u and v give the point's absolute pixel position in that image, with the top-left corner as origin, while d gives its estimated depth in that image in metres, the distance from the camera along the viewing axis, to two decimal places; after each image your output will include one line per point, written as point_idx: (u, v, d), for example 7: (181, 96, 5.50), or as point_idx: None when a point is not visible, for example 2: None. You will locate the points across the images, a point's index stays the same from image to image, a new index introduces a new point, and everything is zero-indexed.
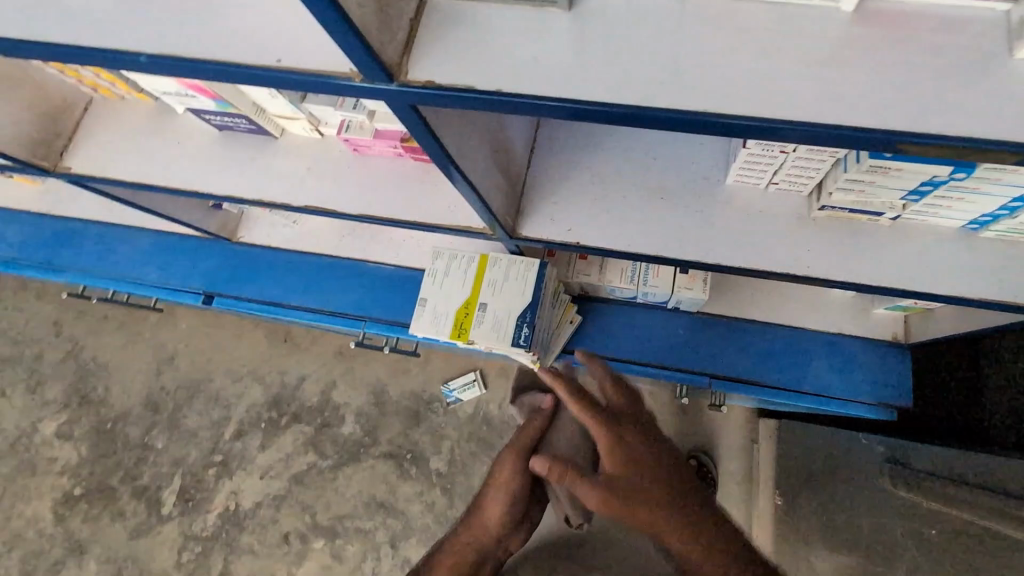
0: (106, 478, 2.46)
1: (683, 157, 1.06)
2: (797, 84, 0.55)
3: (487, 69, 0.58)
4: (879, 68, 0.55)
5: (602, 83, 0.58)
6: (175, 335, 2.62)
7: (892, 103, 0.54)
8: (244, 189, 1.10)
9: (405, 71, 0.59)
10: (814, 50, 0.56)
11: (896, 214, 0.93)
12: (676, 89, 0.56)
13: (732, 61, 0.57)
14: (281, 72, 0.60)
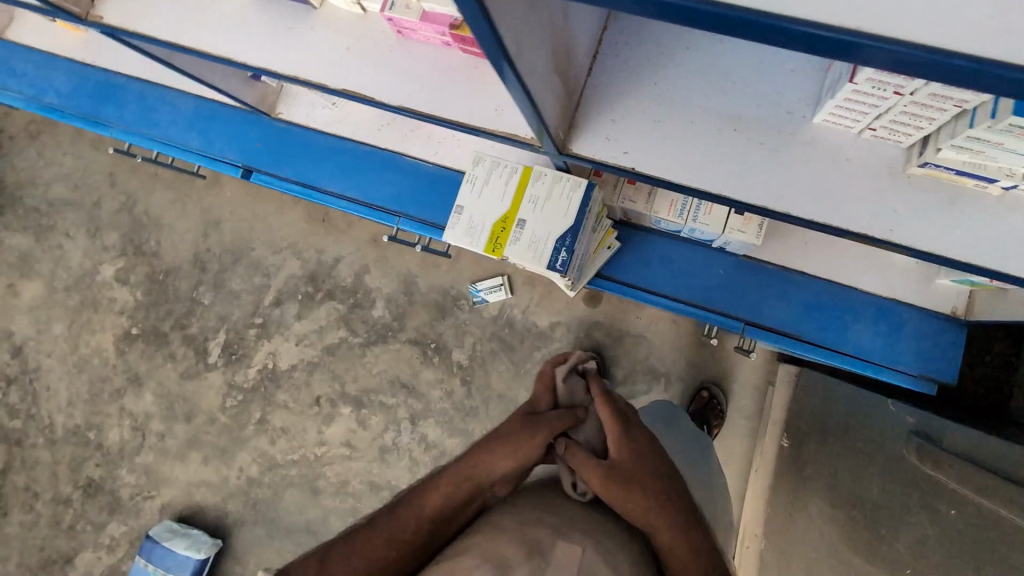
0: (160, 323, 2.67)
1: (768, 84, 0.91)
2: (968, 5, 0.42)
3: None
4: None
5: None
6: (220, 200, 2.68)
7: None
8: (280, 63, 1.02)
9: None
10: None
11: (1011, 183, 0.80)
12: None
13: None
14: None
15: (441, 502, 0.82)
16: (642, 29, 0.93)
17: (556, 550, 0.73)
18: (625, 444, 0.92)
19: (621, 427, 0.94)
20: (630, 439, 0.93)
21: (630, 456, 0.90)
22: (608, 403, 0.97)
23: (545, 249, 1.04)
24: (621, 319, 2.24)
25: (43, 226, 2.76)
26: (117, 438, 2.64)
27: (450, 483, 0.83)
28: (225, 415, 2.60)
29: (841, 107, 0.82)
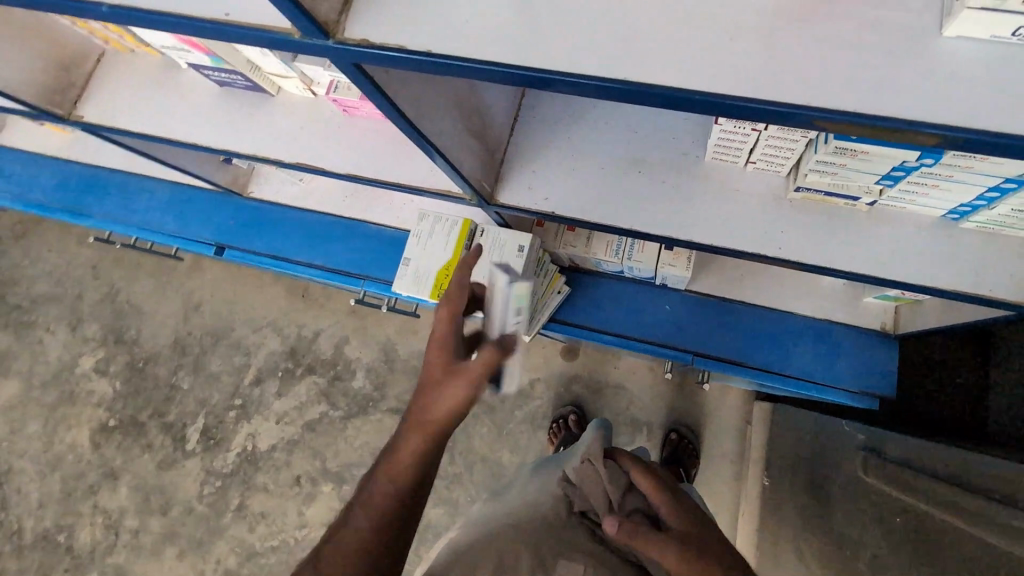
0: (138, 412, 2.66)
1: (664, 132, 1.05)
2: (731, 57, 0.56)
3: (422, 32, 0.60)
4: (808, 44, 0.55)
5: (538, 49, 0.59)
6: (202, 284, 2.77)
7: (812, 80, 0.54)
8: (242, 144, 1.16)
9: (342, 30, 0.60)
10: (747, 19, 0.57)
11: (873, 199, 0.94)
12: (607, 56, 0.58)
13: (665, 36, 0.57)
14: (228, 26, 0.62)
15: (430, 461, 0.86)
16: (553, 96, 1.10)
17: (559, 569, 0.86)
18: (669, 504, 0.88)
19: (657, 491, 0.91)
20: (672, 502, 0.89)
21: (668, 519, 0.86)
22: (644, 471, 0.94)
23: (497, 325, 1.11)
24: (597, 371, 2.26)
25: (27, 323, 2.81)
26: (88, 539, 2.53)
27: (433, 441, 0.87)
28: (202, 504, 2.52)
29: (720, 146, 0.95)
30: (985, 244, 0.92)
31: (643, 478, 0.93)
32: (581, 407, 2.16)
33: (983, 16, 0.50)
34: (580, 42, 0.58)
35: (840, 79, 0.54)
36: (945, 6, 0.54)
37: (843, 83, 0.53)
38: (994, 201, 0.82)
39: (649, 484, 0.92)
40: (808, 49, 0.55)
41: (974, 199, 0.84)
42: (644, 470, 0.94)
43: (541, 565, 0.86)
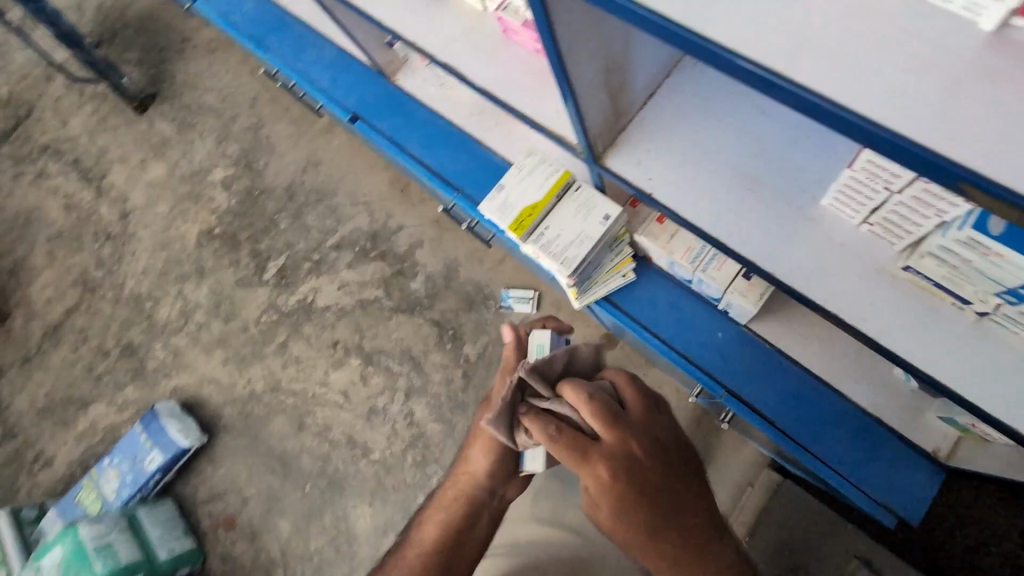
0: (239, 231, 3.02)
1: (795, 157, 1.01)
2: (886, 90, 0.55)
3: None
4: (973, 106, 0.54)
5: (698, 16, 0.61)
6: (327, 146, 3.03)
7: (966, 137, 0.52)
8: (406, 29, 1.25)
9: None
10: (925, 62, 0.56)
11: (984, 309, 0.86)
12: (763, 46, 0.59)
13: (829, 48, 0.58)
14: None
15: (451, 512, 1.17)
16: (701, 83, 1.08)
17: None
18: (629, 440, 1.00)
19: (601, 446, 0.99)
20: (626, 435, 1.00)
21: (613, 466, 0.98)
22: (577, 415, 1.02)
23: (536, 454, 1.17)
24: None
25: (187, 122, 3.23)
26: (165, 315, 2.97)
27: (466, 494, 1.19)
28: (256, 328, 2.87)
29: (843, 193, 0.91)
30: None
31: (597, 421, 1.01)
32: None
33: None
34: (754, 27, 0.59)
35: (995, 149, 0.51)
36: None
37: (994, 153, 0.52)
38: None
39: (606, 430, 1.00)
40: (976, 110, 0.53)
41: None
42: (604, 414, 1.01)
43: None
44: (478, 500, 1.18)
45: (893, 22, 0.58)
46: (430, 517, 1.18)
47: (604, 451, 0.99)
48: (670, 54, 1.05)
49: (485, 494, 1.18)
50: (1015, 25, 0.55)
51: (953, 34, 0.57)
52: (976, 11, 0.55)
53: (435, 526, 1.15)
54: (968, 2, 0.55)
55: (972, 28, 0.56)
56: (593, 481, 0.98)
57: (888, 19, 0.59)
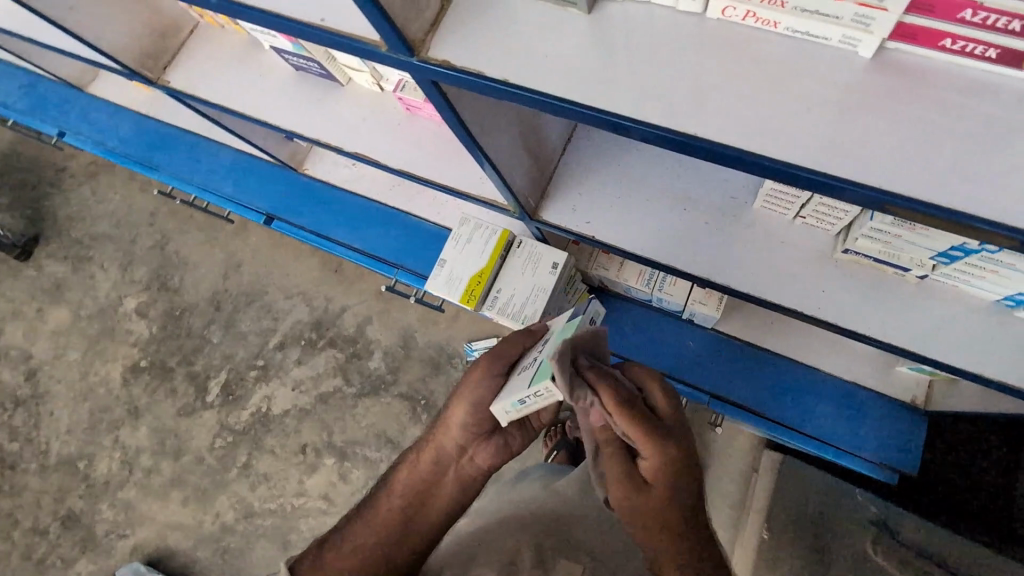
0: (168, 357, 2.78)
1: (714, 174, 1.04)
2: (797, 127, 0.56)
3: (495, 59, 0.60)
4: (879, 126, 0.55)
5: (599, 87, 0.59)
6: (244, 246, 2.88)
7: (883, 159, 0.54)
8: (306, 128, 1.20)
9: (427, 49, 0.61)
10: (823, 95, 0.57)
11: (924, 273, 0.90)
12: (671, 105, 0.58)
13: (734, 93, 0.58)
14: (322, 32, 0.61)
15: (395, 503, 0.90)
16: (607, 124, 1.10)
17: (558, 567, 0.83)
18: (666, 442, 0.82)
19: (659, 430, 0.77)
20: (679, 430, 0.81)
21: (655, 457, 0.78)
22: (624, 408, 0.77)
23: (501, 411, 0.86)
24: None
25: (82, 257, 2.97)
26: (104, 470, 2.66)
27: (417, 458, 0.93)
28: (213, 456, 2.62)
29: (771, 197, 0.95)
30: None
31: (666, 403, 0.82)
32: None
33: None
34: (658, 91, 0.59)
35: (913, 163, 0.53)
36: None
37: (911, 170, 0.53)
38: None
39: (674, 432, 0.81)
40: (881, 129, 0.55)
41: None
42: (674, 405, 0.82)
43: (539, 562, 0.84)
44: (446, 466, 0.91)
45: (783, 58, 0.58)
46: (400, 478, 0.92)
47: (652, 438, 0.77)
48: None
49: (456, 454, 0.91)
50: (889, 47, 0.57)
51: (838, 63, 0.58)
52: (853, 42, 0.56)
53: (397, 489, 0.91)
54: (844, 35, 0.56)
55: (854, 57, 0.57)
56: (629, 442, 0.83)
57: (777, 59, 0.58)
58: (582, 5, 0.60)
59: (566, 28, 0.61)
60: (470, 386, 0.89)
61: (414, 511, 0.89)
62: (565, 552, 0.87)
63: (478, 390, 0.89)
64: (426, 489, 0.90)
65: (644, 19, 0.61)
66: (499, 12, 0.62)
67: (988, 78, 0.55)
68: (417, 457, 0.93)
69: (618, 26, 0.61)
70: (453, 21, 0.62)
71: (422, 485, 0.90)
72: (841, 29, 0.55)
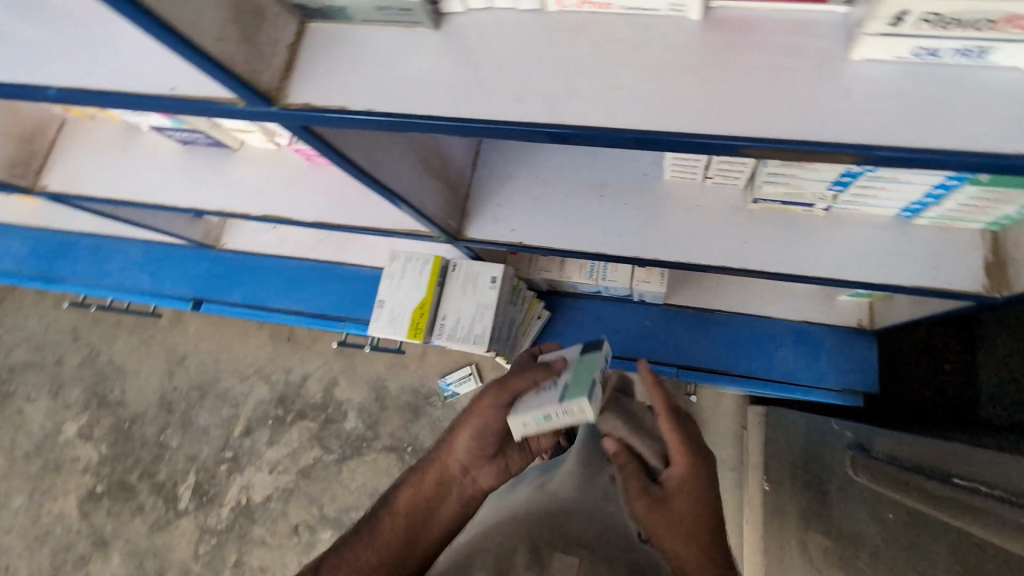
0: (126, 475, 2.59)
1: (622, 155, 1.07)
2: (654, 96, 0.50)
3: (331, 85, 0.54)
4: (741, 79, 0.49)
5: (445, 94, 0.53)
6: (183, 338, 2.74)
7: (751, 109, 0.48)
8: (207, 200, 1.15)
9: (286, 95, 0.54)
10: (662, 66, 0.51)
11: (827, 205, 0.95)
12: (524, 100, 0.52)
13: (583, 72, 0.52)
14: (176, 101, 0.56)
15: (393, 525, 0.79)
16: None
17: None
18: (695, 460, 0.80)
19: (704, 457, 0.75)
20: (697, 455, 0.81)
21: (698, 496, 0.72)
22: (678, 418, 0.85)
23: (521, 426, 0.82)
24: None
25: (5, 393, 2.74)
26: None
27: (416, 476, 0.84)
28: (198, 564, 2.44)
29: (676, 164, 0.98)
30: (940, 237, 0.94)
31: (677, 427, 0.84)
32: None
33: (886, 42, 0.46)
34: (515, 87, 0.52)
35: (778, 105, 0.48)
36: (851, 30, 0.49)
37: (780, 115, 0.48)
38: (941, 197, 0.84)
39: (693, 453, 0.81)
40: (739, 81, 0.49)
41: (922, 196, 0.86)
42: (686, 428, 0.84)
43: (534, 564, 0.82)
44: (448, 487, 0.83)
45: (618, 34, 0.53)
46: (398, 499, 0.81)
47: (698, 466, 0.74)
48: None
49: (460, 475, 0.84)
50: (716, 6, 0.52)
51: (673, 32, 0.52)
52: (680, 8, 0.51)
53: (394, 510, 0.80)
54: (670, 3, 0.50)
55: (685, 22, 0.52)
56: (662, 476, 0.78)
57: (616, 39, 0.53)
58: (425, 21, 0.54)
59: (414, 46, 0.54)
60: (480, 411, 0.84)
61: (414, 533, 0.78)
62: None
63: (488, 416, 0.84)
64: (432, 514, 0.80)
65: (477, 26, 0.55)
66: (326, 41, 0.55)
67: (809, 16, 0.51)
68: (418, 476, 0.84)
69: (463, 34, 0.55)
70: (308, 63, 0.54)
71: (426, 506, 0.80)
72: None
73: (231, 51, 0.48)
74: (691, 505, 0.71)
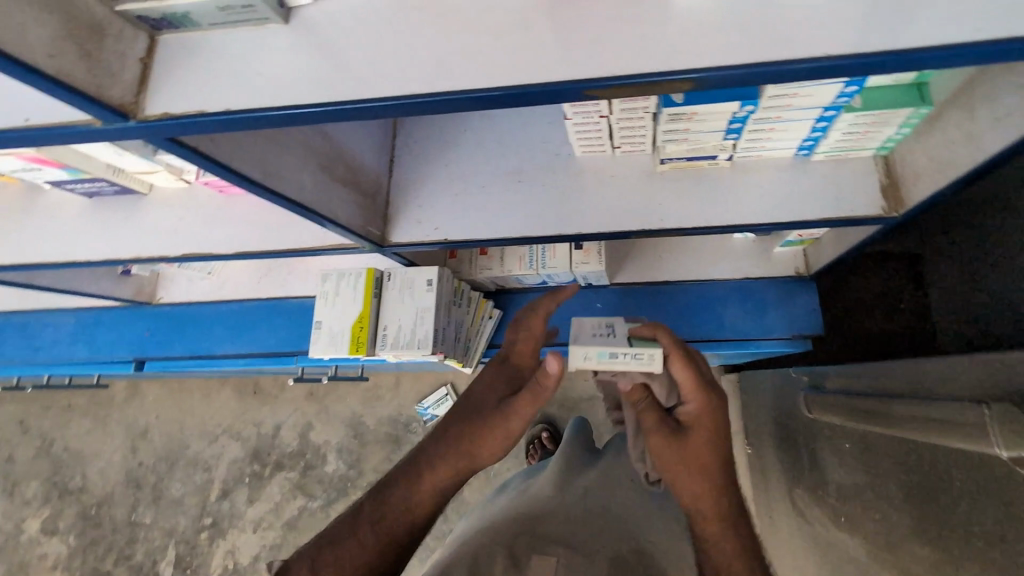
0: (99, 563, 2.43)
1: (533, 139, 1.08)
2: (504, 52, 0.52)
3: (191, 92, 0.54)
4: (583, 23, 0.51)
5: (307, 84, 0.54)
6: (143, 410, 2.63)
7: (595, 50, 0.51)
8: (121, 251, 1.11)
9: (142, 108, 0.54)
10: (503, 28, 0.53)
11: (729, 154, 0.98)
12: (384, 77, 0.53)
13: (435, 42, 0.53)
14: (33, 131, 0.54)
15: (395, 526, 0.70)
16: (418, 133, 1.12)
17: (533, 563, 0.82)
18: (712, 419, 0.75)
19: (717, 398, 0.77)
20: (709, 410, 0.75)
21: (714, 440, 0.74)
22: (689, 364, 0.75)
23: (581, 357, 0.77)
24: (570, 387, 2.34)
25: None
26: None
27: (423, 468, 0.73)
28: None
29: (582, 139, 0.99)
30: (838, 169, 0.98)
31: (684, 377, 0.75)
32: (552, 423, 2.28)
33: None
34: (373, 66, 0.54)
35: (621, 42, 0.50)
36: None
37: (623, 52, 0.50)
38: (827, 128, 0.88)
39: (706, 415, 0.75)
40: (582, 25, 0.51)
41: (811, 130, 0.89)
42: (695, 374, 0.75)
43: (512, 565, 0.82)
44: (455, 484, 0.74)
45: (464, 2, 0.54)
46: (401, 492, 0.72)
47: (704, 427, 0.74)
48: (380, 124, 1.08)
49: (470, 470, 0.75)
50: None
51: None
52: None
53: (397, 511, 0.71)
54: None
55: None
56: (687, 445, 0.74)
57: (461, 7, 0.54)
58: (273, 17, 0.54)
59: (269, 43, 0.55)
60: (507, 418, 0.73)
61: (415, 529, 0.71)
62: (538, 548, 0.86)
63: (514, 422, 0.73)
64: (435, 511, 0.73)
65: (327, 16, 0.56)
66: (180, 52, 0.55)
67: None
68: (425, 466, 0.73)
69: (314, 25, 0.55)
70: (162, 75, 0.55)
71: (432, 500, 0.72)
72: None
73: (70, 67, 0.48)
74: (709, 449, 0.74)
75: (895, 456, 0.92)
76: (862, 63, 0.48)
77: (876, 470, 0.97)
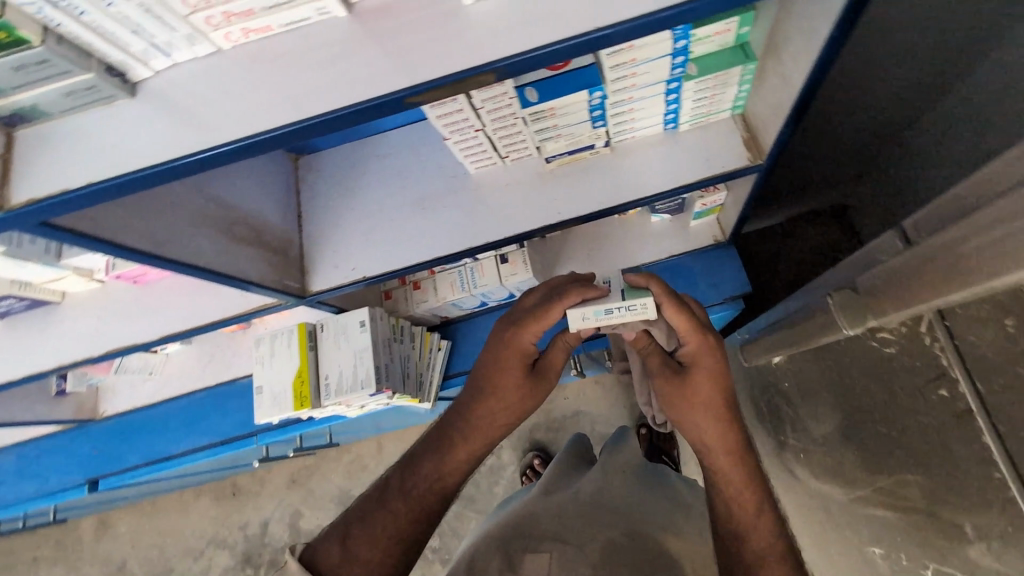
0: None
1: (427, 167, 1.14)
2: (335, 80, 0.58)
3: (53, 175, 0.58)
4: (398, 44, 0.58)
5: (164, 145, 0.58)
6: (116, 542, 2.47)
7: (412, 62, 0.57)
8: (40, 365, 1.09)
9: (8, 199, 0.57)
10: (331, 62, 0.59)
11: (604, 141, 1.06)
12: (233, 124, 0.58)
13: (273, 86, 0.59)
14: None
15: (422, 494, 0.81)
16: (321, 187, 1.17)
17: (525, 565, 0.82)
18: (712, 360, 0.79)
19: (715, 338, 0.80)
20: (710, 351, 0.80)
21: (716, 379, 0.79)
22: (681, 309, 0.78)
23: (580, 319, 0.80)
24: (552, 408, 2.32)
25: None
26: None
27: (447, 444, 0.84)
28: None
29: (470, 156, 1.05)
30: (704, 133, 1.08)
31: (679, 321, 0.78)
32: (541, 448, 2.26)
33: None
34: (221, 117, 0.58)
35: (433, 51, 0.57)
36: None
37: (437, 58, 0.57)
38: (679, 98, 0.97)
39: (706, 356, 0.79)
40: (396, 46, 0.58)
41: (666, 103, 0.98)
42: (690, 318, 0.78)
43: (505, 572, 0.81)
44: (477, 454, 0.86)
45: (293, 49, 0.60)
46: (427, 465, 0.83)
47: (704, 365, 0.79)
48: (280, 186, 1.12)
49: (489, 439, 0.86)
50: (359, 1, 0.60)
51: (334, 32, 0.60)
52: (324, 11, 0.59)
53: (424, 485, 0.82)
54: (316, 9, 0.58)
55: (338, 21, 0.60)
56: (691, 385, 0.80)
57: (291, 53, 0.60)
58: (121, 93, 0.59)
59: (123, 116, 0.60)
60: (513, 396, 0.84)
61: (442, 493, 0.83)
62: (533, 547, 0.86)
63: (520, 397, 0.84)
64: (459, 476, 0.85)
65: (175, 86, 0.61)
66: (40, 144, 0.59)
67: None
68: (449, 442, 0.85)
69: (163, 96, 0.60)
70: (24, 167, 0.58)
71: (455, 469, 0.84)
72: (307, 7, 0.57)
73: None
74: (712, 388, 0.79)
75: (818, 378, 0.95)
76: (641, 21, 0.55)
77: (812, 397, 1.00)
